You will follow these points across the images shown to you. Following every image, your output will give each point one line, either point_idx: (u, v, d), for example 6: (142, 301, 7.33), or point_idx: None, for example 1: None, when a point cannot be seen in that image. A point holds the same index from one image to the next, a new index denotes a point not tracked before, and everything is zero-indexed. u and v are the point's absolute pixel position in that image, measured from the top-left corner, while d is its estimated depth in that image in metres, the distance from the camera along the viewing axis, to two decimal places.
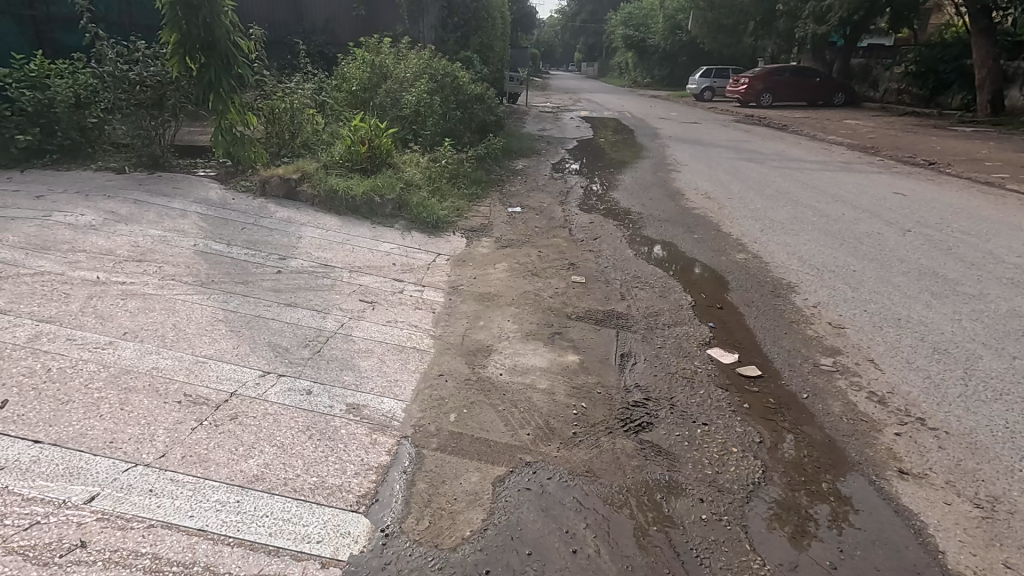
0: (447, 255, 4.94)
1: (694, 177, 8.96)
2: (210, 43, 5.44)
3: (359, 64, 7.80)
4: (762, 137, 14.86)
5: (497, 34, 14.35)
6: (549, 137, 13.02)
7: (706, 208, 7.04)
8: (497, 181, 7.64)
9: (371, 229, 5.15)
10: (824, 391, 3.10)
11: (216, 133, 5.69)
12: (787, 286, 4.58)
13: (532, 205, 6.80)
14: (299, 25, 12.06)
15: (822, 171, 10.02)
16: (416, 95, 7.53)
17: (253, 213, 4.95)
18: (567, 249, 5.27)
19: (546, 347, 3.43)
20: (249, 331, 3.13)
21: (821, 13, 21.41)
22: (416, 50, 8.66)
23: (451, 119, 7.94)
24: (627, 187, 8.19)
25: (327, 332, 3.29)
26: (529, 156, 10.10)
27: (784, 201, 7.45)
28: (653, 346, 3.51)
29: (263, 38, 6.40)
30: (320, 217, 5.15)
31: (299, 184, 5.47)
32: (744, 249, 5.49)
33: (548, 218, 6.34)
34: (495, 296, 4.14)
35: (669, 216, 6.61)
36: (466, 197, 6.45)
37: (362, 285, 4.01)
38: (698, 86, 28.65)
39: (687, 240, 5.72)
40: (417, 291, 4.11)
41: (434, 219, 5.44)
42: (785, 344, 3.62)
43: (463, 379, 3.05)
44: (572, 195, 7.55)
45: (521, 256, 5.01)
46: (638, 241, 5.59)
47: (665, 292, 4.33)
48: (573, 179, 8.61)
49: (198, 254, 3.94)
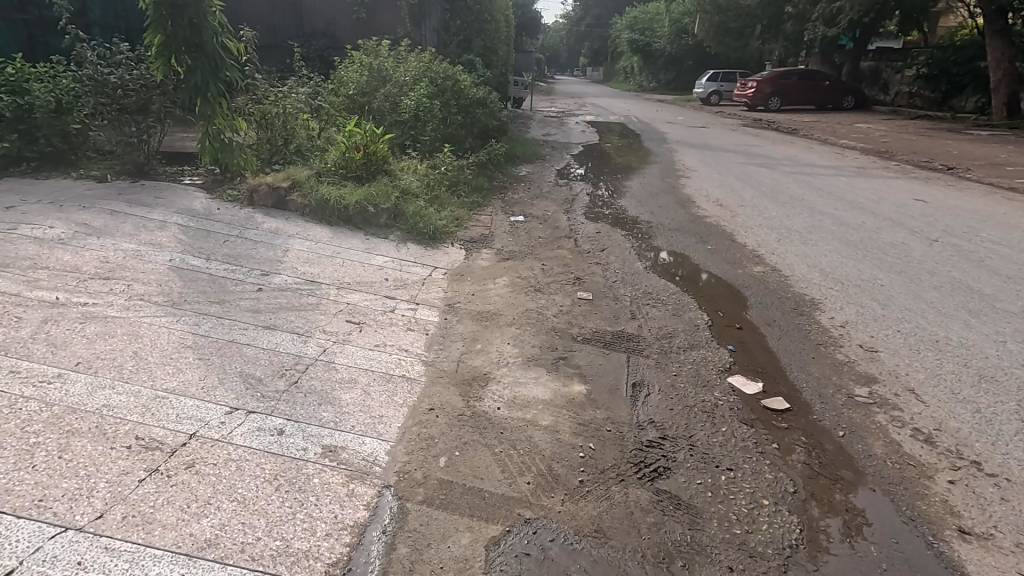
0: (444, 268, 4.63)
1: (705, 183, 8.62)
2: (197, 45, 5.17)
3: (357, 67, 7.52)
4: (773, 141, 14.50)
5: (501, 37, 14.10)
6: (553, 142, 12.73)
7: (719, 216, 6.70)
8: (499, 188, 7.33)
9: (364, 241, 4.85)
10: (862, 428, 2.75)
11: (203, 139, 5.41)
12: (811, 303, 4.24)
13: (536, 214, 6.49)
14: (300, 30, 11.89)
15: (838, 176, 9.66)
16: (415, 100, 7.24)
17: (238, 224, 4.66)
18: (572, 261, 4.95)
19: (550, 375, 3.10)
20: (218, 360, 2.81)
21: (832, 15, 21.04)
22: (416, 52, 8.38)
23: (452, 124, 7.64)
24: (635, 194, 7.87)
25: (306, 359, 2.97)
26: (534, 162, 9.81)
27: (800, 209, 7.10)
28: (667, 373, 3.18)
29: (254, 40, 6.12)
30: (309, 228, 4.85)
31: (289, 193, 5.18)
32: (762, 262, 5.14)
33: (552, 228, 6.02)
34: (494, 315, 3.82)
35: (680, 225, 6.28)
36: (466, 206, 6.14)
37: (350, 304, 3.70)
38: (705, 90, 28.30)
39: (700, 252, 5.38)
40: (410, 310, 3.79)
41: (431, 229, 5.13)
42: (813, 371, 3.27)
43: (456, 415, 2.72)
44: (577, 202, 7.23)
45: (523, 270, 4.69)
46: (649, 253, 5.27)
47: (679, 310, 4.00)
48: (578, 185, 8.29)
49: (172, 270, 3.64)
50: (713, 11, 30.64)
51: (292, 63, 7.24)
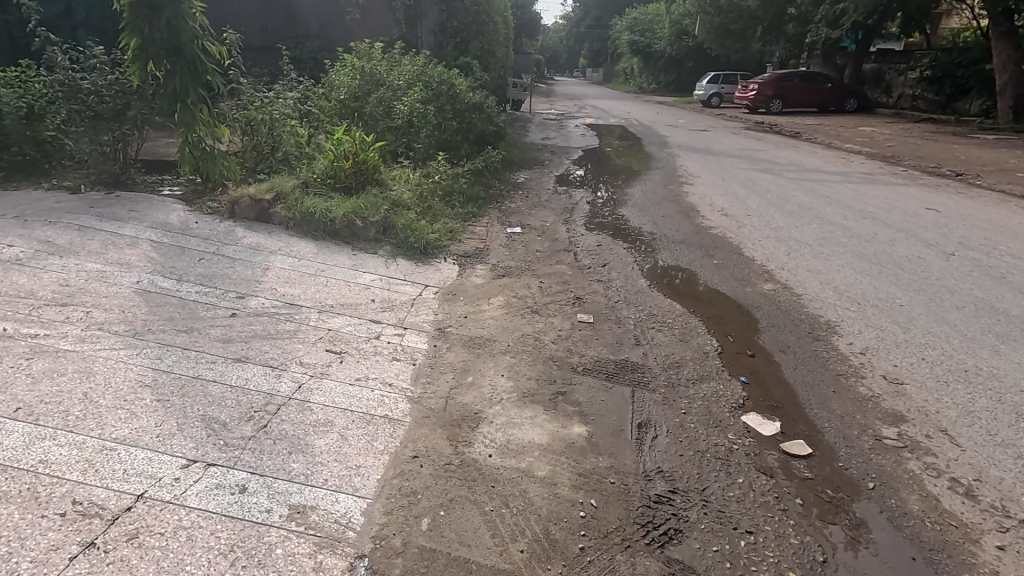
0: (435, 287, 4.36)
1: (709, 191, 8.34)
2: (175, 48, 4.90)
3: (348, 70, 7.25)
4: (776, 145, 14.24)
5: (499, 39, 13.84)
6: (552, 146, 12.46)
7: (725, 227, 6.43)
8: (496, 197, 7.06)
9: (352, 257, 4.58)
10: (893, 478, 2.47)
11: (183, 147, 5.13)
12: (827, 326, 3.96)
13: (534, 225, 6.22)
14: (293, 31, 11.63)
15: (844, 183, 9.40)
16: (409, 105, 6.97)
17: (217, 240, 4.37)
18: (572, 279, 4.68)
19: (547, 415, 2.82)
20: (178, 402, 2.53)
21: (835, 16, 20.76)
22: (410, 55, 8.10)
23: (447, 130, 7.37)
24: (636, 202, 7.59)
25: (278, 399, 2.69)
26: (532, 168, 9.54)
27: (808, 219, 6.83)
28: (675, 411, 2.90)
29: (238, 43, 5.85)
30: (294, 244, 4.58)
31: (273, 206, 4.90)
32: (772, 278, 4.87)
33: (551, 240, 5.74)
34: (487, 342, 3.54)
35: (685, 237, 6.00)
36: (461, 217, 5.87)
37: (331, 330, 3.42)
38: (706, 92, 28.00)
39: (707, 267, 5.11)
40: (396, 336, 3.51)
41: (423, 243, 4.86)
42: (835, 407, 3.00)
43: (442, 464, 2.44)
44: (577, 212, 6.95)
45: (519, 288, 4.42)
46: (653, 268, 4.99)
47: (686, 335, 3.72)
48: (578, 193, 8.01)
49: (139, 293, 3.36)
50: (714, 12, 30.35)
51: (281, 66, 6.96)
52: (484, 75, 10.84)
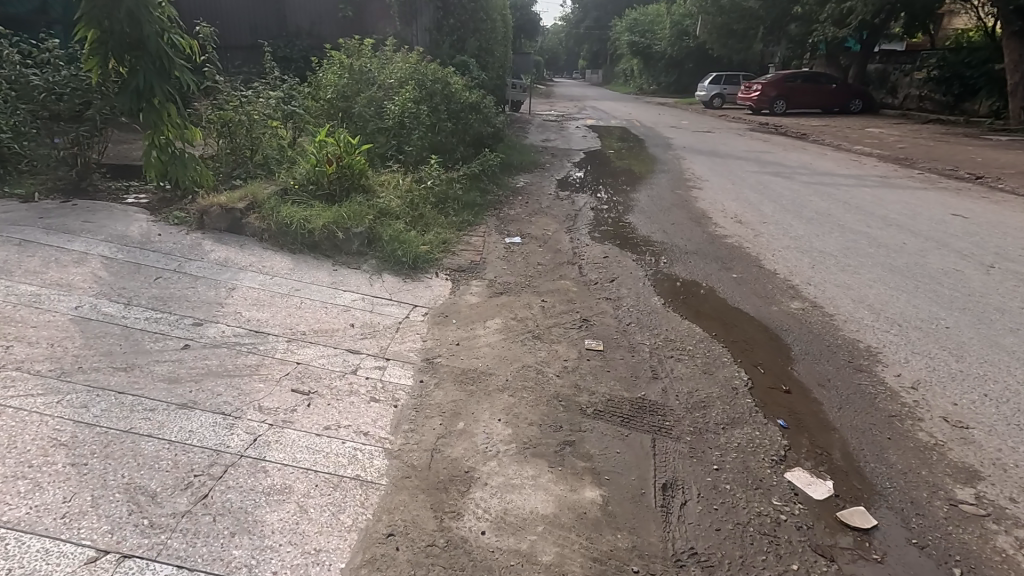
0: (425, 308, 3.89)
1: (719, 196, 7.88)
2: (139, 42, 4.44)
3: (336, 68, 6.78)
4: (784, 147, 13.77)
5: (497, 38, 13.38)
6: (553, 148, 12.00)
7: (740, 236, 5.97)
8: (494, 203, 6.59)
9: (332, 274, 4.10)
10: (982, 561, 2.00)
11: (148, 151, 4.67)
12: (869, 353, 3.49)
13: (534, 234, 5.76)
14: (284, 30, 11.22)
15: (860, 187, 8.94)
16: (400, 105, 6.50)
17: (180, 255, 3.90)
18: (578, 296, 4.21)
19: (552, 474, 2.35)
20: (98, 467, 2.05)
21: (841, 15, 20.31)
22: (403, 53, 7.63)
23: (442, 132, 6.90)
24: (644, 208, 7.13)
25: (226, 458, 2.21)
26: (532, 171, 9.07)
27: (829, 226, 6.37)
28: (705, 467, 2.43)
29: (213, 37, 5.39)
30: (267, 259, 4.11)
31: (246, 216, 4.43)
32: (799, 295, 4.40)
33: (554, 252, 5.27)
34: (482, 376, 3.06)
35: (698, 248, 5.54)
36: (456, 227, 5.41)
37: (301, 363, 2.95)
38: (708, 93, 27.58)
39: (725, 283, 4.64)
40: (377, 370, 3.04)
41: (412, 257, 4.39)
42: (893, 459, 2.53)
43: (424, 547, 1.96)
44: (581, 219, 6.48)
45: (519, 308, 3.95)
46: (666, 284, 4.53)
47: (711, 366, 3.25)
48: (581, 198, 7.55)
49: (76, 322, 2.89)
50: (716, 12, 29.92)
51: (263, 64, 6.50)
52: (482, 74, 10.38)
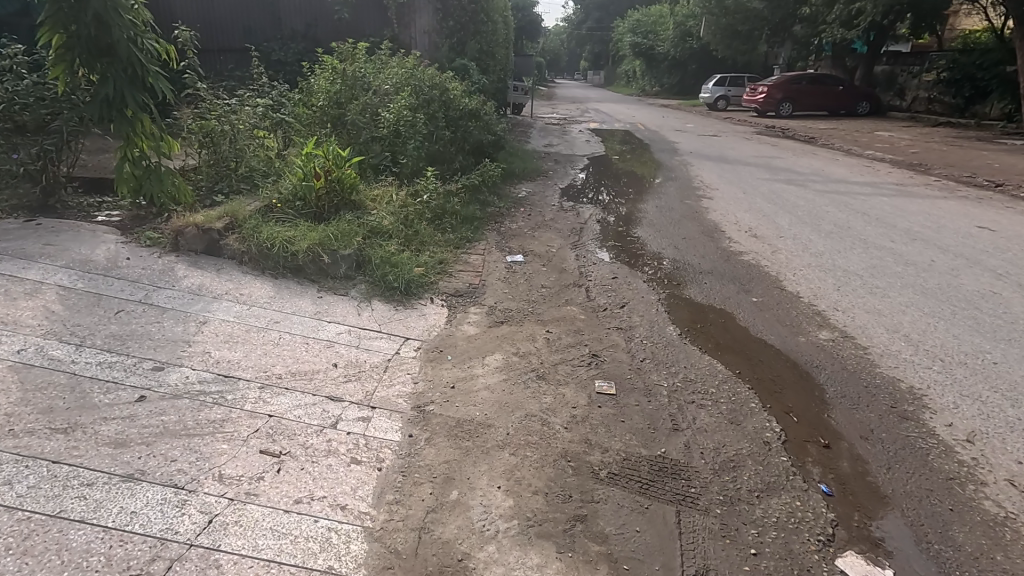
0: (418, 341, 3.52)
1: (731, 207, 7.51)
2: (109, 46, 4.09)
3: (328, 74, 6.44)
4: (794, 153, 13.39)
5: (498, 40, 13.02)
6: (556, 154, 11.64)
7: (757, 252, 5.60)
8: (494, 216, 6.23)
9: (316, 302, 3.74)
10: None
11: (121, 165, 4.32)
12: (913, 396, 3.12)
13: (537, 251, 5.40)
14: (278, 33, 10.85)
15: (878, 196, 8.56)
16: (395, 113, 6.15)
17: (148, 282, 3.55)
18: (586, 326, 3.84)
19: (561, 563, 1.99)
20: (11, 569, 1.69)
21: (849, 16, 19.88)
22: (400, 56, 7.26)
23: (440, 141, 6.55)
24: (652, 221, 6.76)
25: (171, 551, 1.85)
26: (534, 179, 8.71)
27: (850, 241, 5.99)
28: (740, 551, 2.06)
29: (192, 41, 5.05)
30: (246, 286, 3.75)
31: (224, 236, 4.08)
32: (827, 323, 4.03)
33: (558, 272, 4.91)
34: (480, 429, 2.70)
35: (713, 267, 5.17)
36: (454, 244, 5.05)
37: (273, 416, 2.59)
38: (712, 95, 27.20)
39: (745, 309, 4.28)
40: (360, 421, 2.68)
41: (405, 282, 4.04)
42: (959, 539, 2.16)
43: None
44: (587, 234, 6.11)
45: (521, 341, 3.59)
46: (680, 311, 4.17)
47: (738, 415, 2.89)
48: (587, 209, 7.19)
49: (16, 370, 2.54)
50: (720, 13, 29.51)
51: (251, 70, 6.15)
52: (483, 78, 10.01)
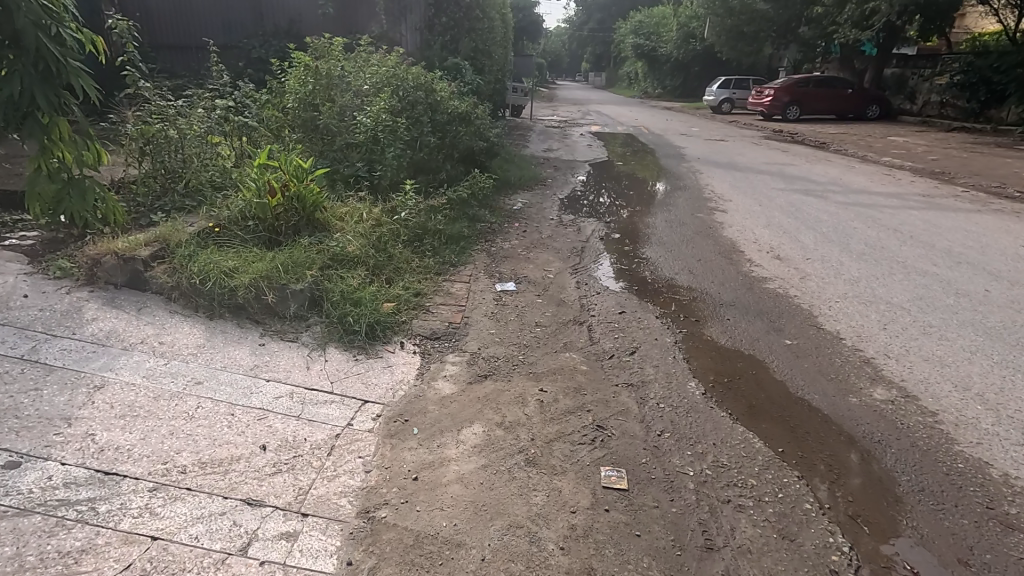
0: (377, 405, 2.81)
1: (747, 222, 6.81)
2: (14, 35, 3.33)
3: (298, 73, 5.73)
4: (807, 159, 12.68)
5: (495, 38, 12.33)
6: (556, 160, 10.93)
7: (783, 279, 4.89)
8: (485, 233, 5.52)
9: (255, 353, 3.03)
10: None
11: (33, 179, 3.61)
12: (1013, 492, 2.41)
13: (531, 276, 4.69)
14: (261, 28, 10.32)
15: (905, 209, 7.85)
16: (372, 117, 5.44)
17: (39, 330, 2.84)
18: (589, 382, 3.13)
19: None
20: None
21: (862, 16, 19.11)
22: (382, 53, 6.54)
23: (424, 148, 5.83)
24: (662, 239, 6.06)
25: None
26: (531, 189, 8.00)
27: (887, 265, 5.28)
28: None
29: (129, 31, 4.32)
30: (169, 332, 3.05)
31: (151, 266, 3.37)
32: (881, 377, 3.33)
33: (556, 304, 4.20)
34: (445, 553, 1.99)
35: (735, 298, 4.46)
36: (433, 271, 4.35)
37: (157, 540, 1.88)
38: (717, 97, 26.45)
39: (779, 356, 3.57)
40: (281, 541, 1.97)
41: (368, 324, 3.33)
42: None
43: None
44: (588, 254, 5.40)
45: (508, 404, 2.88)
46: (702, 359, 3.46)
47: (791, 526, 2.17)
48: (589, 224, 6.48)
49: None
50: (725, 14, 28.80)
51: (209, 67, 5.44)
52: (476, 78, 9.29)
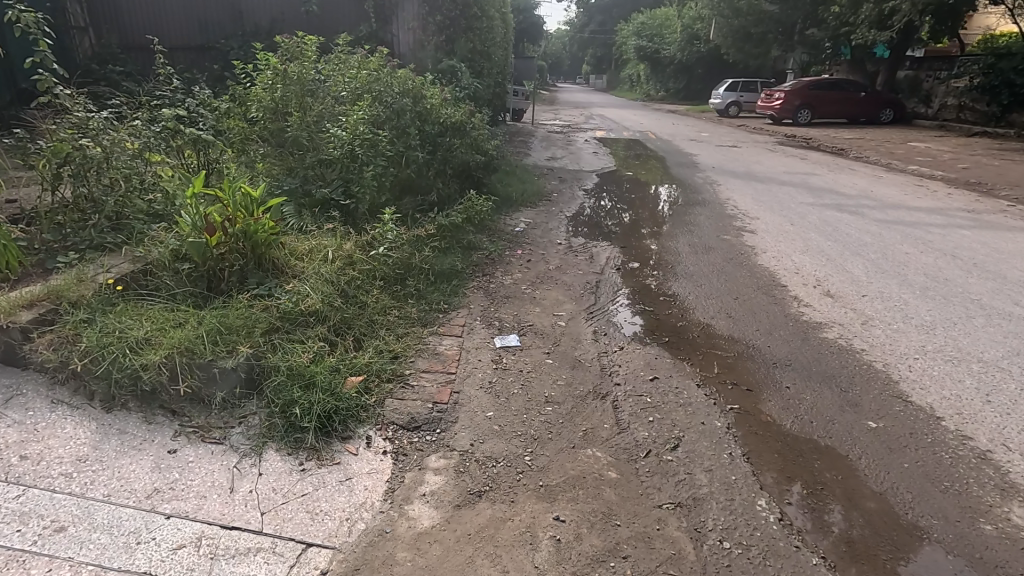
0: (321, 554, 1.96)
1: (783, 245, 5.97)
2: None
3: (264, 80, 4.91)
4: (830, 167, 11.81)
5: (497, 38, 11.47)
6: (561, 170, 10.11)
7: (843, 326, 4.05)
8: (482, 266, 4.67)
9: (158, 467, 2.18)
10: None
11: None
12: None
13: (538, 324, 3.85)
14: (240, 28, 9.51)
15: (954, 227, 6.99)
16: (349, 129, 4.60)
17: None
18: (620, 503, 2.28)
19: None
20: None
21: (880, 16, 18.19)
22: (364, 54, 5.69)
23: (412, 165, 4.99)
24: (689, 269, 5.21)
25: None
26: (535, 205, 7.17)
27: (962, 305, 4.43)
28: None
29: (37, 26, 3.43)
30: (39, 439, 2.21)
31: (34, 338, 2.52)
32: (1013, 487, 2.47)
33: (571, 365, 3.36)
34: None
35: (789, 355, 3.62)
36: (417, 322, 3.51)
37: None
38: (724, 100, 25.63)
39: (865, 447, 2.73)
40: None
41: (324, 413, 2.49)
42: None
43: None
44: (605, 291, 4.56)
45: (510, 547, 2.04)
46: (765, 456, 2.63)
47: None
48: (603, 251, 5.63)
49: None
50: (732, 15, 27.98)
51: (155, 71, 4.61)
52: (473, 82, 8.46)
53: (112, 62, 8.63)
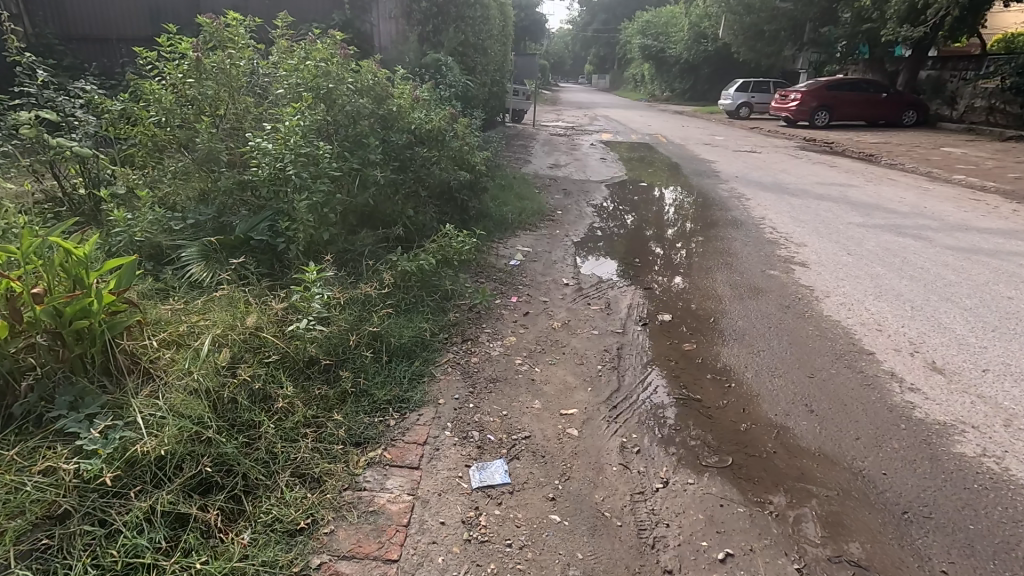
0: None
1: (848, 287, 4.71)
2: None
3: (175, 72, 3.65)
4: (864, 177, 10.56)
5: (493, 30, 10.19)
6: (564, 180, 8.88)
7: (982, 433, 2.78)
8: (461, 327, 3.43)
9: None
10: None
11: None
12: None
13: (538, 433, 2.59)
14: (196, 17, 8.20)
15: None
16: (279, 140, 3.27)
17: None
18: None
19: None
20: None
21: (910, 10, 16.83)
22: (314, 40, 4.41)
23: (370, 187, 3.72)
24: (738, 326, 3.94)
25: None
26: (533, 228, 5.94)
27: None
28: None
29: None
30: None
31: None
32: None
33: (591, 526, 2.10)
34: None
35: (924, 495, 2.35)
36: (346, 446, 2.27)
37: None
38: (734, 101, 24.38)
39: None
40: None
41: None
42: None
43: None
44: (633, 366, 3.30)
45: None
46: None
47: None
48: (622, 295, 4.38)
49: None
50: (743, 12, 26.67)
51: (13, 60, 3.35)
52: (461, 80, 7.22)
53: (46, 54, 7.44)
